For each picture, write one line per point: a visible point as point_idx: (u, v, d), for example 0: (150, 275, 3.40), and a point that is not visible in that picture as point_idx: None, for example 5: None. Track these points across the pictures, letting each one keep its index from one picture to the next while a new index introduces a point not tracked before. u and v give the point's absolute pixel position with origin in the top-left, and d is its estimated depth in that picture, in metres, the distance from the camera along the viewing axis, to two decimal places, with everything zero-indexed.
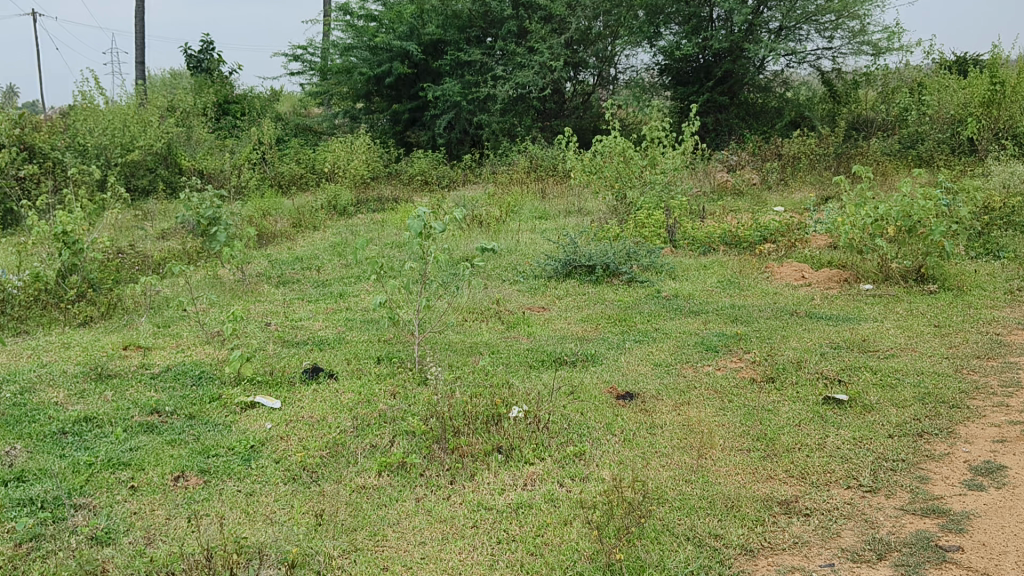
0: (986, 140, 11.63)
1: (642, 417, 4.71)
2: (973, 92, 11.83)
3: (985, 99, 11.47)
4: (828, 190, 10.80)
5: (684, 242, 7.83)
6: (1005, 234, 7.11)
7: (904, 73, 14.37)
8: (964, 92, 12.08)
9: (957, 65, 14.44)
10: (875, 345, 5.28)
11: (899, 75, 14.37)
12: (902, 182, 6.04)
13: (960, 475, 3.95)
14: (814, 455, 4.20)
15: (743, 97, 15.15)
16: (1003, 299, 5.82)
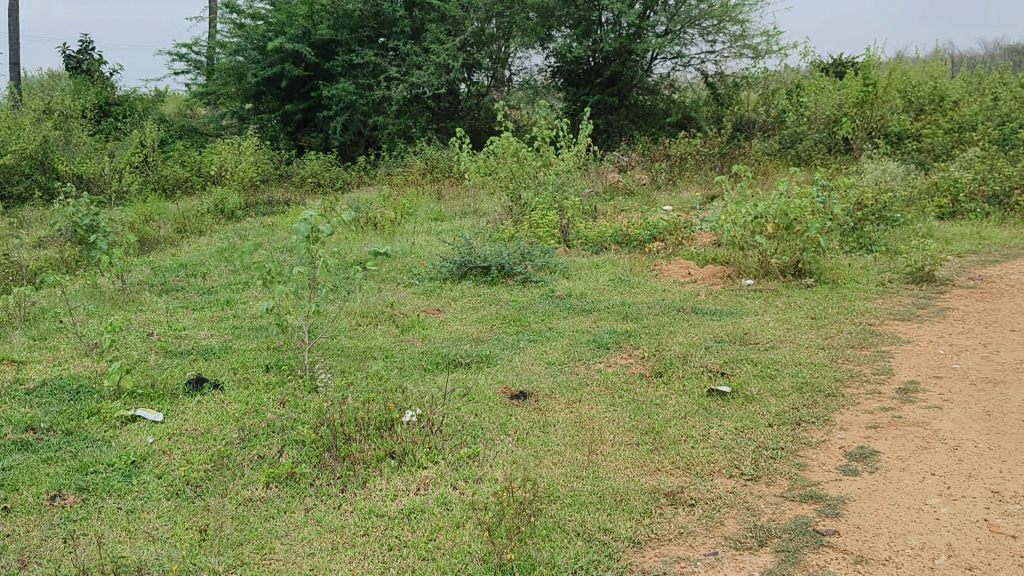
0: (860, 140, 12.23)
1: (536, 416, 4.74)
2: (847, 94, 12.65)
3: (859, 100, 12.29)
4: (715, 189, 11.12)
5: (577, 242, 7.91)
6: (878, 229, 7.43)
7: (784, 75, 14.71)
8: (839, 95, 12.76)
9: (833, 68, 15.13)
10: (757, 338, 5.45)
11: (779, 76, 14.72)
12: (780, 181, 6.28)
13: (836, 461, 4.12)
14: (699, 446, 4.31)
15: (633, 100, 15.52)
16: (875, 291, 6.10)
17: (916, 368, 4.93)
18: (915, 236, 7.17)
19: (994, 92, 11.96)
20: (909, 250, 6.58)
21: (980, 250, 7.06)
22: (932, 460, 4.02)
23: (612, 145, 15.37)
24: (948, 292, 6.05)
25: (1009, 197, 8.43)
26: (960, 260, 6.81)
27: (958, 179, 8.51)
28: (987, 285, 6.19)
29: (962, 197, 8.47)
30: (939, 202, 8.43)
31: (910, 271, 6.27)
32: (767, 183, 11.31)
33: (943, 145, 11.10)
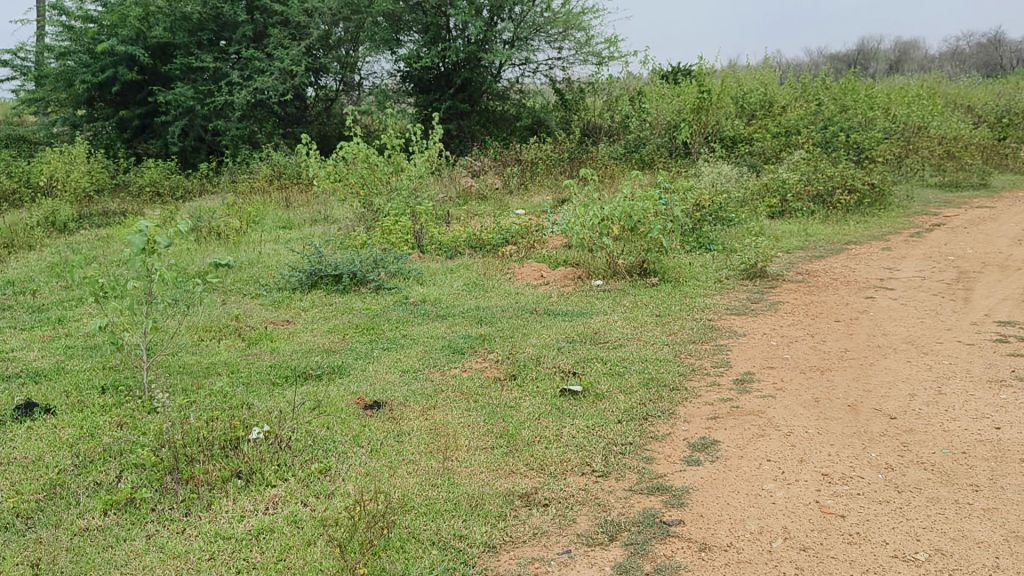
0: (697, 144, 12.90)
1: (390, 425, 4.68)
2: (685, 100, 13.26)
3: (695, 106, 12.96)
4: (564, 193, 11.37)
5: (431, 247, 7.89)
6: (715, 228, 7.78)
7: (626, 82, 15.20)
8: (678, 101, 13.34)
9: (671, 75, 15.82)
10: (606, 337, 5.60)
11: (621, 83, 15.22)
12: (624, 185, 6.50)
13: (680, 453, 4.29)
14: (552, 446, 4.38)
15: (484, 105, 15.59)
16: (714, 288, 6.40)
17: (751, 360, 5.20)
18: (748, 235, 7.58)
19: (816, 98, 12.90)
20: (743, 248, 6.95)
21: (806, 247, 7.55)
22: (768, 446, 4.25)
23: (464, 149, 15.44)
24: (779, 287, 6.44)
25: (831, 196, 9.07)
26: (789, 256, 7.25)
27: (785, 180, 9.01)
28: (813, 278, 6.62)
29: (790, 197, 9.00)
30: (769, 202, 8.92)
31: (745, 267, 6.63)
32: (612, 187, 11.66)
33: (772, 148, 11.70)
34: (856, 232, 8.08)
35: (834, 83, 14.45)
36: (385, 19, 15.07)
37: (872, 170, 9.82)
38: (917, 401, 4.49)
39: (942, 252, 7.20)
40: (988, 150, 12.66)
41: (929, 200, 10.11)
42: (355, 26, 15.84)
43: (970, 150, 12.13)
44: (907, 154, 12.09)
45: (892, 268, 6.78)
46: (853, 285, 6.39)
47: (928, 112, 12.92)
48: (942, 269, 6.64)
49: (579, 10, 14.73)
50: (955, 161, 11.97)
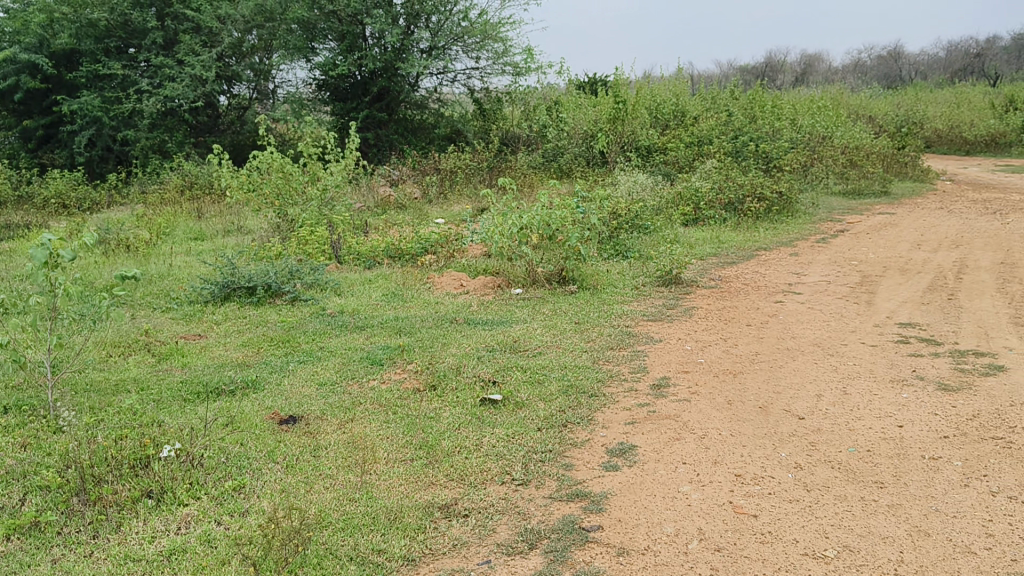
0: (614, 153, 13.06)
1: (306, 440, 4.58)
2: (602, 110, 13.47)
3: (612, 116, 13.21)
4: (483, 201, 11.40)
5: (349, 258, 7.79)
6: (632, 237, 7.88)
7: (544, 92, 15.33)
8: (594, 111, 13.54)
9: (587, 86, 16.08)
10: (525, 345, 5.62)
11: (539, 93, 15.37)
12: (542, 195, 6.60)
13: (599, 459, 4.32)
14: (472, 456, 4.36)
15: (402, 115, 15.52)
16: (631, 295, 6.49)
17: (667, 365, 5.29)
18: (663, 243, 7.73)
19: (726, 109, 13.27)
20: (658, 255, 7.08)
21: (718, 253, 7.74)
22: (683, 449, 4.33)
23: (382, 158, 15.30)
24: (693, 293, 6.57)
25: (741, 204, 9.31)
26: (702, 263, 7.41)
27: (698, 189, 9.21)
28: (726, 284, 6.79)
29: (703, 206, 9.18)
30: (683, 210, 9.10)
31: (661, 274, 6.75)
32: (530, 196, 11.73)
33: (685, 157, 11.92)
34: (765, 239, 8.33)
35: (744, 94, 14.90)
36: (300, 26, 14.86)
37: (780, 178, 10.14)
38: (824, 401, 4.64)
39: (846, 258, 7.48)
40: (889, 159, 13.23)
41: (834, 207, 10.49)
42: (269, 33, 15.70)
43: (872, 159, 12.64)
44: (813, 163, 12.53)
45: (800, 273, 7.00)
46: (764, 290, 6.57)
47: (832, 123, 13.44)
48: (846, 274, 6.90)
49: (497, 21, 14.78)
50: (858, 169, 12.43)
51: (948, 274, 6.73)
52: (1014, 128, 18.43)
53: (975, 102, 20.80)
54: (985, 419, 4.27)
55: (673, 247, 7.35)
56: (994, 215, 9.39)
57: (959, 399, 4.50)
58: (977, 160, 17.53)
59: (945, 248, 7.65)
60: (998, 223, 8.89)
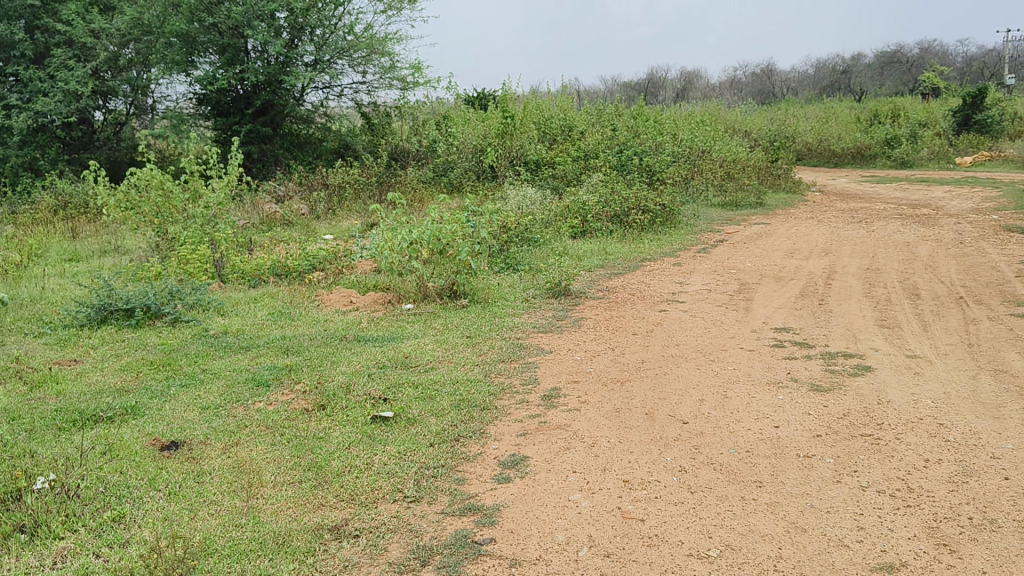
0: (503, 167, 13.14)
1: (189, 465, 4.41)
2: (490, 126, 13.61)
3: (500, 131, 13.44)
4: (373, 216, 11.32)
5: (233, 276, 7.59)
6: (522, 249, 7.96)
7: (433, 107, 15.42)
8: (483, 126, 13.64)
9: (475, 101, 16.27)
10: (416, 360, 5.59)
11: (428, 108, 15.40)
12: (432, 209, 6.60)
13: (491, 471, 4.33)
14: (363, 475, 4.29)
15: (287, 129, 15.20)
16: (521, 307, 6.56)
17: (558, 375, 5.36)
18: (551, 256, 7.84)
19: (611, 124, 13.64)
20: (548, 268, 7.20)
21: (606, 265, 7.91)
22: (573, 458, 4.38)
23: (267, 174, 14.96)
24: (582, 304, 6.69)
25: (626, 216, 9.55)
26: (591, 274, 7.56)
27: (585, 202, 9.38)
28: (612, 295, 6.95)
29: (590, 218, 9.32)
30: (571, 223, 9.22)
31: (550, 286, 6.85)
32: (419, 211, 11.71)
33: (573, 171, 12.15)
34: (651, 250, 8.56)
35: (627, 109, 15.33)
36: (178, 39, 14.28)
37: (663, 191, 10.47)
38: (706, 405, 4.80)
39: (726, 266, 7.78)
40: (763, 171, 13.83)
41: (713, 218, 10.90)
42: (147, 46, 15.04)
43: (747, 172, 13.24)
44: (694, 175, 12.97)
45: (682, 282, 7.24)
46: (649, 299, 6.76)
47: (710, 138, 13.95)
48: (725, 282, 7.17)
49: (383, 36, 14.81)
50: (735, 181, 12.94)
51: (819, 280, 7.08)
52: (876, 141, 19.56)
53: (841, 117, 22.07)
54: (854, 416, 4.50)
55: (561, 259, 7.48)
56: (860, 224, 9.95)
57: (830, 399, 4.73)
58: (846, 171, 18.58)
59: (815, 255, 8.05)
60: (864, 231, 9.44)
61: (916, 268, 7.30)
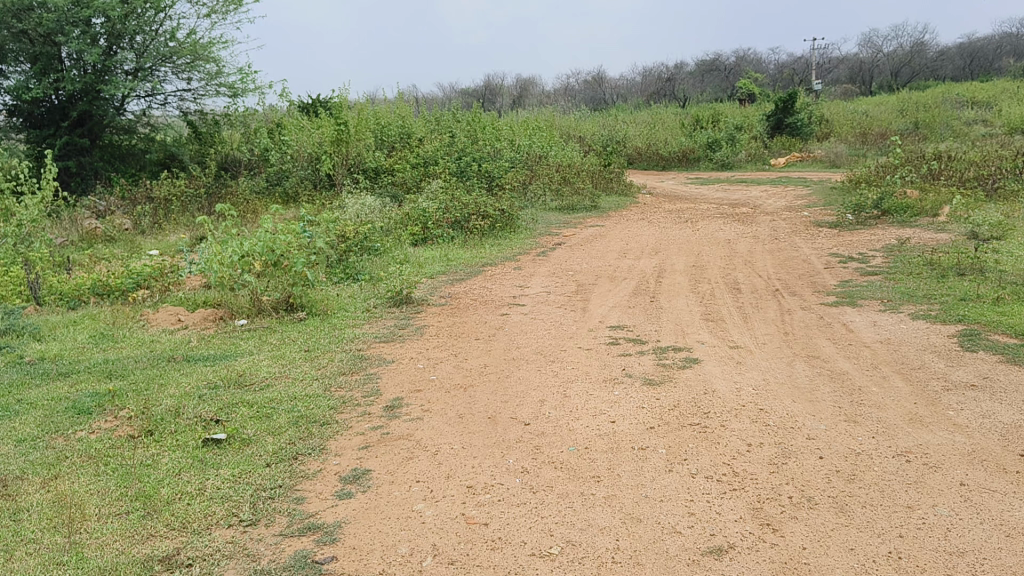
0: (341, 175, 12.87)
1: (3, 504, 4.03)
2: (324, 133, 13.34)
3: (335, 138, 13.10)
4: (203, 229, 10.90)
5: (50, 297, 7.09)
6: (361, 258, 7.83)
7: (265, 114, 15.22)
8: (317, 134, 13.38)
9: (309, 108, 16.23)
10: (251, 379, 5.37)
11: (259, 115, 15.08)
12: (265, 220, 6.36)
13: (332, 488, 4.17)
14: (195, 501, 4.03)
15: (107, 140, 14.27)
16: (362, 317, 6.45)
17: (400, 385, 5.29)
18: (392, 264, 7.78)
19: (448, 131, 13.77)
20: (388, 276, 7.12)
21: (447, 271, 7.91)
22: (416, 468, 4.29)
23: (86, 189, 14.07)
24: (424, 311, 6.66)
25: (466, 222, 9.61)
26: (432, 281, 7.54)
27: (425, 210, 9.34)
28: (455, 301, 6.95)
29: (431, 225, 9.30)
30: (412, 230, 9.15)
31: (391, 295, 6.77)
32: (252, 223, 11.39)
33: (412, 178, 12.23)
34: (491, 254, 8.65)
35: (464, 116, 15.49)
36: None
37: (501, 197, 10.60)
38: (546, 405, 4.86)
39: (564, 268, 7.96)
40: (596, 175, 14.23)
41: (551, 222, 11.16)
42: None
43: (582, 176, 13.68)
44: (531, 180, 13.25)
45: (523, 285, 7.35)
46: (490, 304, 6.82)
47: (545, 144, 14.89)
48: (563, 284, 7.33)
49: (207, 42, 14.34)
50: (570, 185, 13.32)
51: (651, 278, 7.37)
52: (700, 145, 20.46)
53: (668, 123, 23.17)
54: (684, 407, 4.69)
55: (401, 267, 7.43)
56: (686, 223, 10.44)
57: (662, 392, 4.91)
58: (674, 174, 19.34)
59: (647, 255, 8.38)
60: (690, 230, 9.92)
61: (738, 264, 7.73)
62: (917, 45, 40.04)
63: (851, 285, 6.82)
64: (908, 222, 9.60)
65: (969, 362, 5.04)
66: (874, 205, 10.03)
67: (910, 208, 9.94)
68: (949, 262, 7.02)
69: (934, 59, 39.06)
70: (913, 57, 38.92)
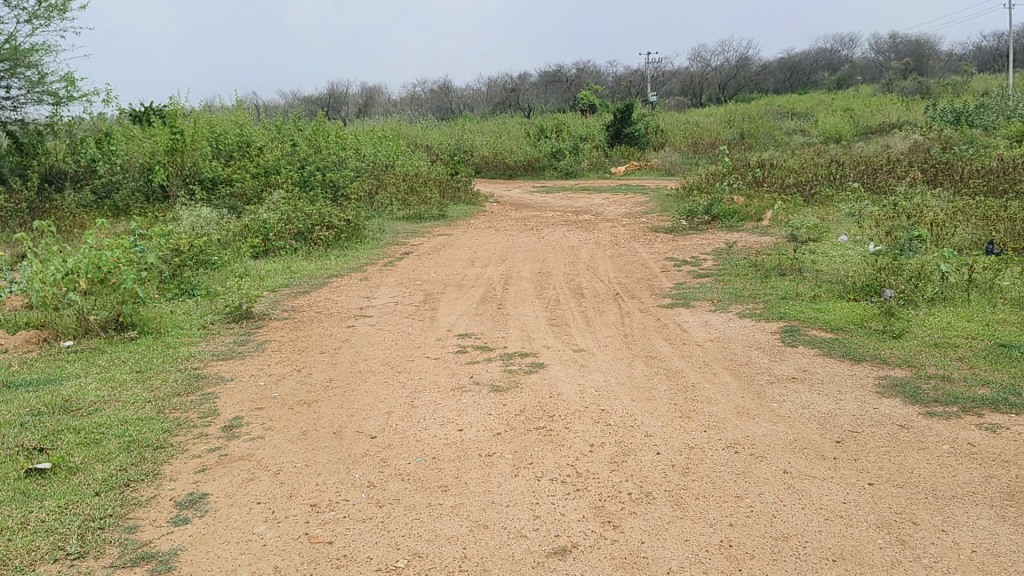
0: (176, 186, 12.39)
1: None
2: (158, 142, 12.54)
3: (168, 147, 12.27)
4: (21, 245, 10.31)
5: None
6: (198, 273, 7.54)
7: (93, 123, 14.18)
8: (149, 142, 12.71)
9: (142, 117, 15.59)
10: (78, 404, 5.04)
11: (87, 124, 14.11)
12: (89, 235, 6.01)
13: (167, 514, 3.93)
14: (15, 537, 3.69)
15: None
16: (198, 334, 6.20)
17: (239, 404, 5.10)
18: (231, 278, 7.56)
19: (290, 140, 13.55)
20: (227, 291, 6.90)
21: (290, 284, 7.73)
22: (258, 488, 4.14)
23: None
24: (265, 326, 6.49)
25: (310, 233, 9.43)
26: (274, 294, 7.35)
27: (266, 221, 9.10)
28: (298, 314, 6.80)
29: (272, 237, 9.06)
30: (252, 242, 8.90)
31: (230, 310, 6.54)
32: (77, 239, 10.78)
33: (252, 188, 12.03)
34: (336, 266, 8.51)
35: (306, 125, 15.23)
36: None
37: (345, 207, 10.49)
38: (393, 417, 4.83)
39: (411, 278, 7.94)
40: (442, 184, 14.33)
41: (398, 231, 11.13)
42: None
43: (428, 185, 13.79)
44: (377, 190, 13.27)
45: (369, 296, 7.28)
46: (335, 316, 6.71)
47: (392, 152, 15.13)
48: (410, 293, 7.33)
49: (29, 47, 13.41)
50: (417, 195, 13.33)
51: (497, 285, 7.47)
52: (545, 154, 20.96)
53: (513, 132, 23.60)
54: (529, 412, 4.77)
55: (240, 281, 7.22)
56: (532, 231, 10.64)
57: (508, 397, 4.98)
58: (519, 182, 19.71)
59: (493, 262, 8.48)
60: (535, 237, 10.12)
61: (581, 269, 7.95)
62: (743, 60, 42.58)
63: (685, 286, 7.16)
64: (736, 226, 10.16)
65: (790, 357, 5.38)
66: (705, 210, 10.63)
67: (737, 213, 10.47)
68: (771, 263, 7.50)
69: (757, 73, 41.65)
70: (738, 70, 41.38)
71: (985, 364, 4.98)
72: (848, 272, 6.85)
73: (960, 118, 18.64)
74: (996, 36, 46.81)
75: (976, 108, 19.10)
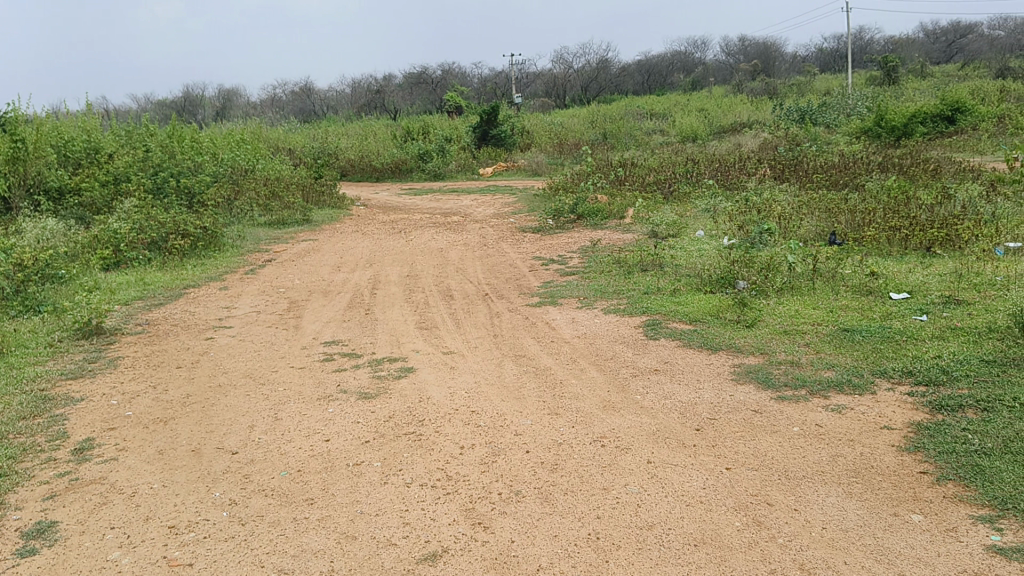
0: (19, 197, 11.54)
1: None
2: None
3: (9, 157, 11.35)
4: None
5: None
6: (43, 288, 7.11)
7: None
8: None
9: None
10: None
11: None
12: None
13: (12, 547, 3.69)
14: None
15: None
16: (44, 353, 5.86)
17: (90, 426, 4.85)
18: (78, 292, 7.16)
19: (143, 145, 12.95)
20: (75, 306, 6.54)
21: (144, 296, 7.41)
22: (111, 513, 3.94)
23: None
24: (118, 342, 6.19)
25: (165, 242, 9.09)
26: (126, 308, 7.04)
27: (116, 231, 8.70)
28: (153, 328, 6.53)
29: (124, 247, 8.67)
30: (101, 254, 8.49)
31: (78, 326, 6.23)
32: None
33: (102, 198, 11.51)
34: (194, 276, 8.22)
35: (160, 130, 14.62)
36: None
37: (202, 214, 10.15)
38: (255, 431, 4.70)
39: (274, 286, 7.76)
40: (306, 189, 14.08)
41: (259, 237, 10.84)
42: None
43: (291, 189, 13.56)
44: (236, 196, 12.93)
45: (229, 306, 7.07)
46: (193, 329, 6.47)
47: (251, 157, 14.79)
48: (273, 301, 7.16)
49: None
50: (279, 200, 13.06)
51: (364, 290, 7.39)
52: (411, 156, 20.81)
53: (380, 135, 23.37)
54: (398, 417, 4.75)
55: (89, 295, 6.86)
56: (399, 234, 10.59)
57: (377, 404, 4.94)
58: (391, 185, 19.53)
59: (360, 267, 8.39)
60: (402, 240, 10.07)
61: (450, 271, 7.96)
62: (603, 62, 43.64)
63: (552, 285, 7.29)
64: (600, 225, 10.41)
65: (652, 349, 5.56)
66: (571, 209, 10.85)
67: (601, 211, 10.74)
68: (633, 259, 7.73)
69: (617, 75, 42.75)
70: (598, 71, 42.29)
71: (830, 349, 5.30)
72: (704, 266, 7.14)
73: (807, 115, 19.77)
74: (833, 39, 49.91)
75: (822, 105, 20.30)
